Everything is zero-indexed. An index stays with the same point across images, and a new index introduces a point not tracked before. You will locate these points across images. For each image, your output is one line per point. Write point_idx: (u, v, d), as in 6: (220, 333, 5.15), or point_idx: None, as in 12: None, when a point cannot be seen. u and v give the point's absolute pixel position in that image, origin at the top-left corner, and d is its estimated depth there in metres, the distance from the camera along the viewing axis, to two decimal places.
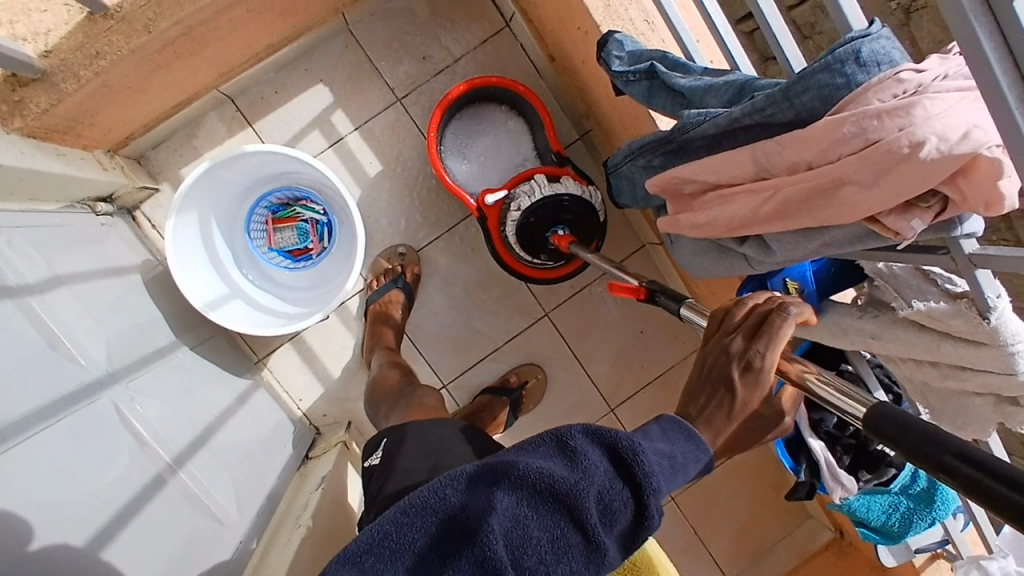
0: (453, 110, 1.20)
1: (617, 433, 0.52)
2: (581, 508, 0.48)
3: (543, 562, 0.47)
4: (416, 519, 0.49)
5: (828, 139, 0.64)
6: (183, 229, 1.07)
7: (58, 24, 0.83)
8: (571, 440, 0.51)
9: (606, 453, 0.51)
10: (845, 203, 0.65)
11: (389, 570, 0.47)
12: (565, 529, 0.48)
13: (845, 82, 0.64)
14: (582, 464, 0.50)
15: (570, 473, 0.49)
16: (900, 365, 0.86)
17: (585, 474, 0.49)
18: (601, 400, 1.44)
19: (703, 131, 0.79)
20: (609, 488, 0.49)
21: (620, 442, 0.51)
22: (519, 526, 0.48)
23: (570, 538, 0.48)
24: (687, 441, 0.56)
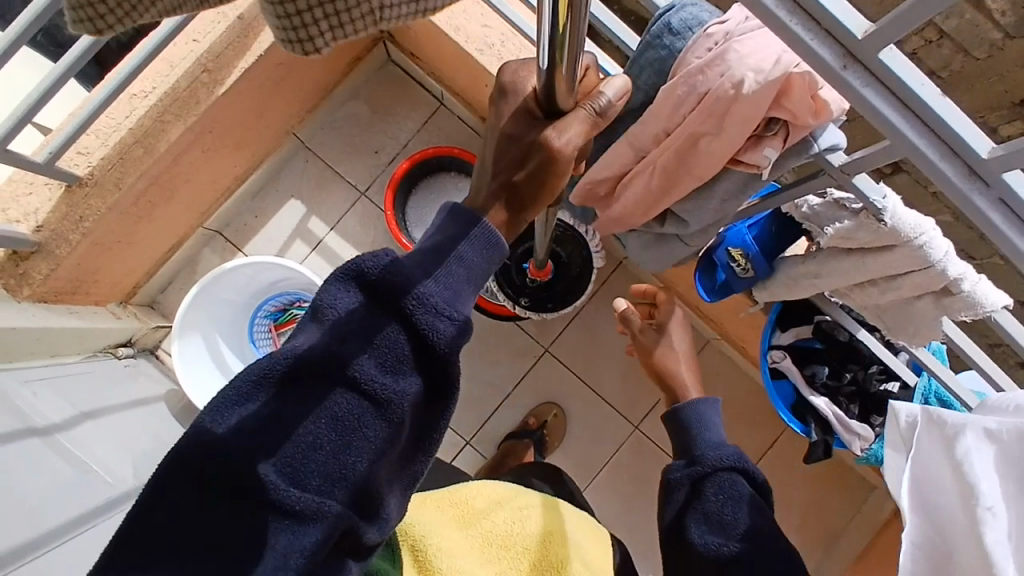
0: (406, 186, 1.32)
1: (366, 273, 0.54)
2: (343, 374, 0.53)
3: (330, 439, 0.54)
4: (191, 464, 0.52)
5: (671, 104, 0.71)
6: (188, 349, 1.20)
7: (43, 202, 1.00)
8: (324, 305, 0.54)
9: (358, 299, 0.54)
10: (708, 154, 0.71)
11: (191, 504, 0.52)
12: (337, 398, 0.54)
13: (668, 52, 0.71)
14: (334, 327, 0.53)
15: (325, 344, 0.53)
16: (850, 295, 0.88)
17: (338, 340, 0.53)
18: (623, 420, 1.46)
19: None
20: (366, 337, 0.53)
21: (366, 270, 0.53)
22: (300, 417, 0.53)
23: (345, 405, 0.54)
24: (473, 241, 0.56)
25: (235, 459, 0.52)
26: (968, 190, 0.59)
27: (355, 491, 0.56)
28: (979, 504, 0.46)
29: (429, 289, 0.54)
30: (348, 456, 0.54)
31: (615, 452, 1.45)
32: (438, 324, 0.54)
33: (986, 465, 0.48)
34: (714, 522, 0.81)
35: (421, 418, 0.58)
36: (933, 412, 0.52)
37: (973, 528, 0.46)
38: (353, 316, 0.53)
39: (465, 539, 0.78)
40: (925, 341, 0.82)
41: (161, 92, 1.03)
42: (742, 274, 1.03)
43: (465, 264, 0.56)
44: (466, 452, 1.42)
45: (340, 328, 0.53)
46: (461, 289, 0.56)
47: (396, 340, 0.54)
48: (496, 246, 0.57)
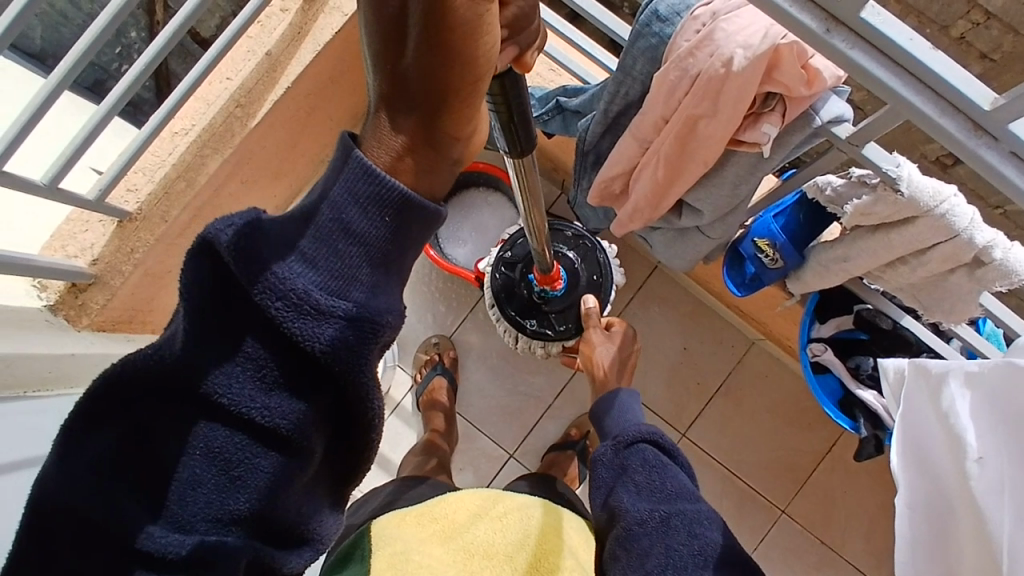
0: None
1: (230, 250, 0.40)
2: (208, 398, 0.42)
3: (207, 479, 0.44)
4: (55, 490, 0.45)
5: (666, 90, 0.70)
6: None
7: (98, 237, 1.08)
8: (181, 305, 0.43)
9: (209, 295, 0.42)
10: (708, 136, 0.70)
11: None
12: (208, 430, 0.43)
13: (659, 39, 0.71)
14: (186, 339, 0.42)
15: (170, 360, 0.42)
16: (883, 276, 0.84)
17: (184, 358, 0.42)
18: (669, 427, 1.42)
19: (595, 132, 0.87)
20: (233, 352, 0.42)
21: (220, 261, 0.40)
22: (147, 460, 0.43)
23: (220, 437, 0.43)
24: (367, 204, 0.41)
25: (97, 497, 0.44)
26: (975, 145, 0.56)
27: (244, 536, 0.46)
28: (969, 457, 0.57)
29: (311, 282, 0.41)
30: (233, 499, 0.44)
31: None
32: (321, 334, 0.41)
33: (970, 413, 0.58)
34: (644, 491, 0.82)
35: (334, 438, 0.47)
36: (919, 362, 0.63)
37: (959, 471, 0.58)
38: (214, 319, 0.41)
39: (447, 554, 0.76)
40: (962, 318, 0.77)
41: (200, 128, 1.11)
42: (771, 264, 0.99)
43: (357, 237, 0.42)
44: (510, 465, 1.42)
45: (198, 337, 0.41)
46: (358, 276, 0.42)
47: (272, 356, 0.42)
48: (400, 201, 0.42)
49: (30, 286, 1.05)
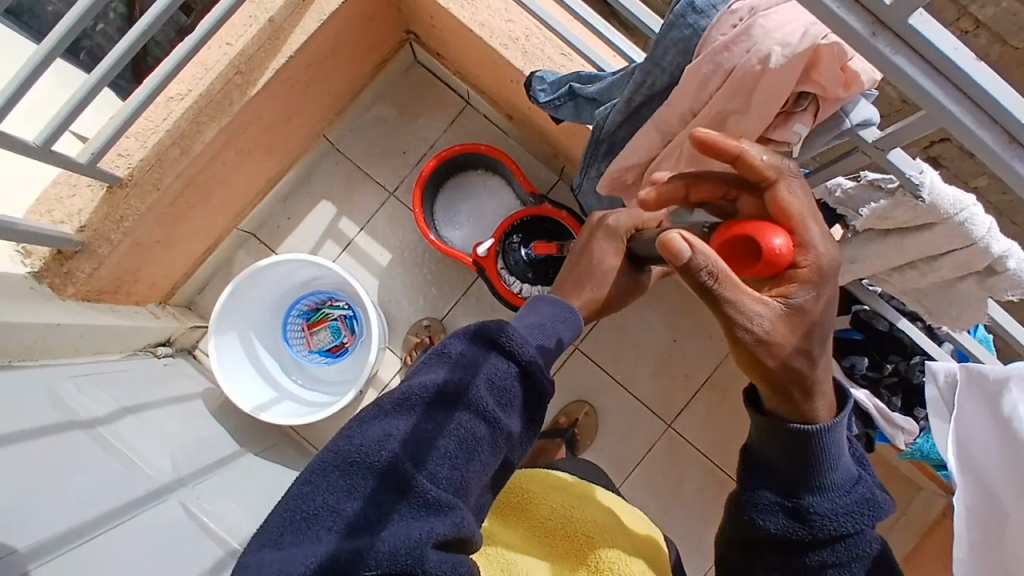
0: (432, 184, 1.27)
1: (489, 327, 0.62)
2: (478, 404, 0.59)
3: (459, 464, 0.58)
4: (329, 475, 0.55)
5: (698, 84, 0.70)
6: (224, 346, 1.20)
7: (86, 203, 1.03)
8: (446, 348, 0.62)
9: (480, 346, 0.62)
10: (737, 132, 0.70)
11: (324, 525, 0.54)
12: (468, 425, 0.59)
13: (693, 32, 0.70)
14: (459, 366, 0.60)
15: (453, 378, 0.60)
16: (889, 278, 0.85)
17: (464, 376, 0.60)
18: (656, 418, 1.43)
19: (613, 121, 0.86)
20: (497, 381, 0.60)
21: (496, 333, 0.62)
22: (425, 447, 0.57)
23: (478, 431, 0.59)
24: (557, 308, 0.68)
25: (376, 473, 0.55)
26: (1009, 157, 0.56)
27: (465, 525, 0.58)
28: None
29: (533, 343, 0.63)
30: (468, 483, 0.59)
31: (649, 450, 1.42)
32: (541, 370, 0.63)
33: None
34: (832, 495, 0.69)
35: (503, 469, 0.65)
36: (975, 371, 0.77)
37: None
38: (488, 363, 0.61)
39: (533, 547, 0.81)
40: (967, 324, 0.79)
41: (197, 94, 1.06)
42: None
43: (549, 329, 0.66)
44: None
45: (480, 367, 0.61)
46: (550, 348, 0.65)
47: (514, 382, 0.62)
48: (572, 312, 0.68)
49: (13, 253, 1.01)
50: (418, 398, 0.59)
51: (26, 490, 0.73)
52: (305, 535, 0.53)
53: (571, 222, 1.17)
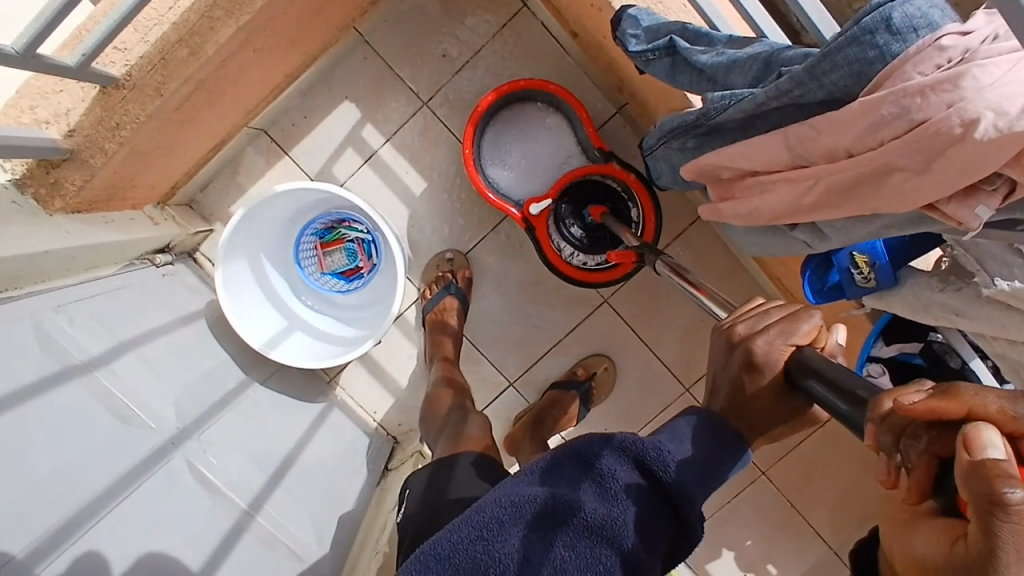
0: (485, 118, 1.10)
1: (642, 447, 0.56)
2: (619, 540, 0.53)
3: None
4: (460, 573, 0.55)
5: (865, 123, 0.56)
6: (233, 273, 1.12)
7: (76, 102, 0.85)
8: (596, 463, 0.57)
9: (631, 470, 0.56)
10: (896, 191, 0.56)
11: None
12: (606, 561, 0.53)
13: (878, 55, 0.55)
14: (608, 491, 0.55)
15: (598, 503, 0.55)
16: (991, 341, 0.76)
17: (610, 500, 0.54)
18: (674, 380, 1.39)
19: (730, 116, 0.71)
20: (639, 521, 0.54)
21: (649, 462, 0.56)
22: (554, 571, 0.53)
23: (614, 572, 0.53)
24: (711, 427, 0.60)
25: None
26: None
27: None
28: None
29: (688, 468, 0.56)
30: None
31: (661, 411, 1.39)
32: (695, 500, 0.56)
33: None
34: None
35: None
36: None
37: None
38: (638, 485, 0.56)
39: None
40: None
41: None
42: (861, 282, 0.89)
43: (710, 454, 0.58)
44: (508, 392, 1.38)
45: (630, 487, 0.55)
46: (712, 475, 0.57)
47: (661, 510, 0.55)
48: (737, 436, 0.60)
49: None
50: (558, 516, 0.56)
51: (15, 483, 0.67)
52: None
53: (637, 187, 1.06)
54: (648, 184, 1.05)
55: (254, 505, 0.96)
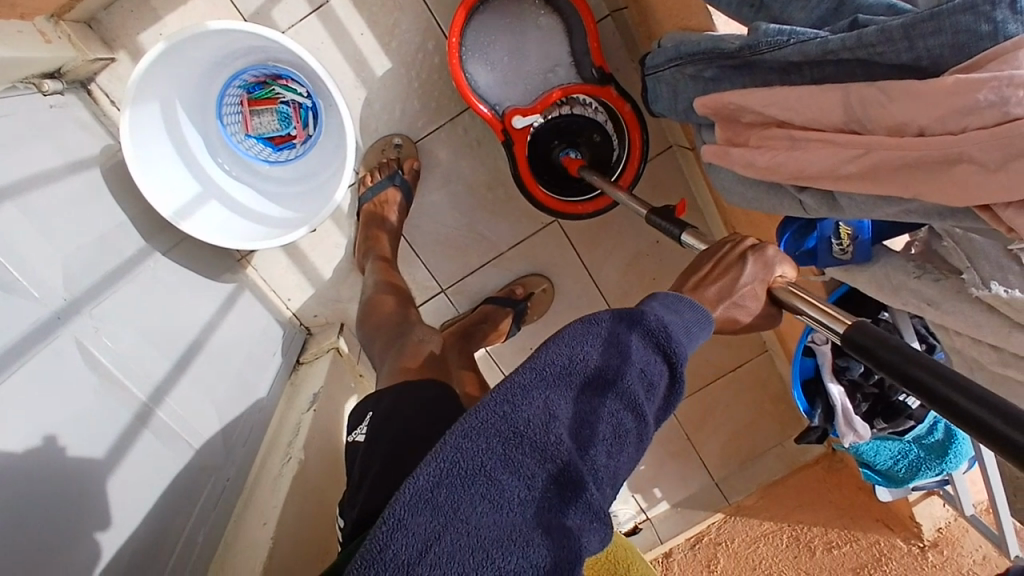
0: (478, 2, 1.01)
1: (638, 318, 0.55)
2: (632, 394, 0.51)
3: (609, 454, 0.49)
4: (486, 436, 0.47)
5: (954, 104, 0.50)
6: (142, 119, 0.92)
7: None
8: (603, 325, 0.54)
9: (633, 335, 0.54)
10: (957, 187, 0.51)
11: (476, 490, 0.44)
12: (621, 414, 0.50)
13: (991, 31, 0.49)
14: (622, 350, 0.52)
15: (615, 360, 0.52)
16: (951, 335, 0.78)
17: (627, 360, 0.52)
18: (607, 310, 1.37)
19: (782, 57, 0.63)
20: (645, 375, 0.52)
21: (652, 328, 0.55)
22: (584, 422, 0.49)
23: (628, 425, 0.50)
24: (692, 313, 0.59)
25: (542, 448, 0.47)
26: None
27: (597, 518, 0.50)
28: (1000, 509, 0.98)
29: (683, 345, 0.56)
30: (608, 484, 0.49)
31: None
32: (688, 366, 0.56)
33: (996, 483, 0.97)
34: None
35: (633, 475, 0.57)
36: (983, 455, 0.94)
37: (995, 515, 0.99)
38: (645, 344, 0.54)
39: None
40: None
41: None
42: (837, 253, 0.88)
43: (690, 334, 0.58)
44: (438, 298, 1.31)
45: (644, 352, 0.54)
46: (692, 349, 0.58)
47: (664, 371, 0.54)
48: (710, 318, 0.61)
49: None
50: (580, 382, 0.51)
51: None
52: (450, 510, 0.43)
53: (629, 122, 1.05)
54: (640, 119, 1.04)
55: (154, 397, 0.84)
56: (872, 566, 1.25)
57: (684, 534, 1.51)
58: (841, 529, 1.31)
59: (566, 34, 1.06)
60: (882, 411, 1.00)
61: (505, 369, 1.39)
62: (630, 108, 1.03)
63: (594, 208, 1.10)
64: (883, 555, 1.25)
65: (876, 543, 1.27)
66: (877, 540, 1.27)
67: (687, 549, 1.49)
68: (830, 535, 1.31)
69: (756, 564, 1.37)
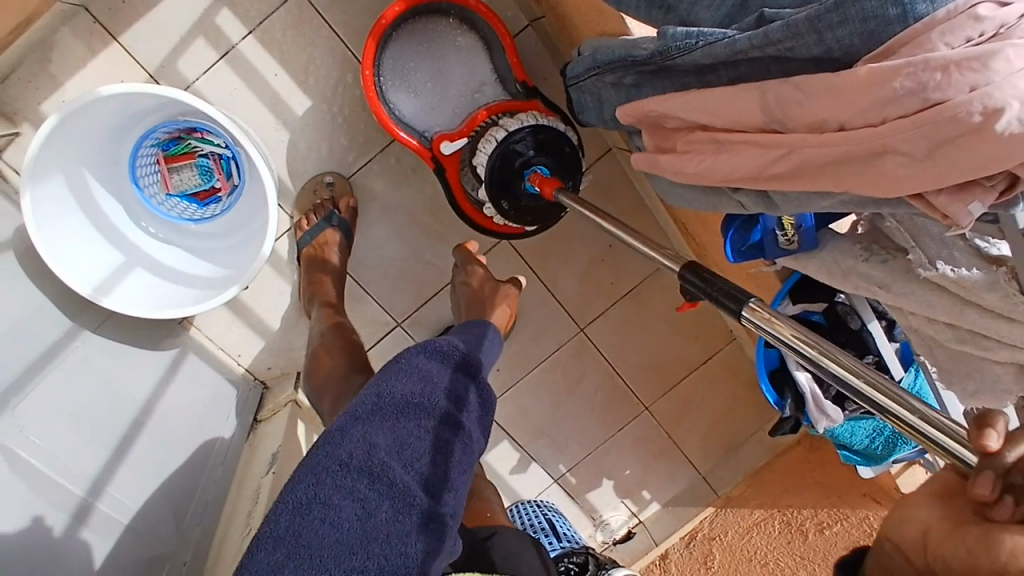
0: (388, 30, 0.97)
1: (441, 349, 0.75)
2: (437, 408, 0.69)
3: (432, 458, 0.65)
4: (327, 482, 0.60)
5: (873, 96, 0.48)
6: (45, 197, 0.87)
7: None
8: (412, 360, 0.73)
9: (436, 364, 0.74)
10: (887, 178, 0.49)
11: (323, 556, 0.55)
12: (434, 425, 0.68)
13: (900, 15, 0.47)
14: (426, 375, 0.72)
15: (420, 387, 0.70)
16: (907, 315, 0.76)
17: (430, 383, 0.71)
18: (570, 320, 1.34)
19: (694, 60, 0.61)
20: (458, 391, 0.72)
21: (449, 355, 0.75)
22: (404, 446, 0.65)
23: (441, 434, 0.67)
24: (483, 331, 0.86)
25: (370, 473, 0.62)
26: None
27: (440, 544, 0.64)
28: None
29: (474, 356, 0.78)
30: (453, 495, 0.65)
31: (555, 351, 1.35)
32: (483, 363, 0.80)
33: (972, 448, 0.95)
34: None
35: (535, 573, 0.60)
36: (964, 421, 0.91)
37: None
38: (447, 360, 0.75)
39: None
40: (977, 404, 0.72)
41: None
42: (783, 244, 0.86)
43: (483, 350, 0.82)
44: (396, 332, 1.27)
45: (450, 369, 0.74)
46: (487, 350, 0.83)
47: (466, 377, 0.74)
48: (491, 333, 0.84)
49: None
50: (404, 410, 0.68)
51: None
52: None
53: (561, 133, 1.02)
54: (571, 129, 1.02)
55: (92, 490, 0.80)
56: (865, 541, 1.26)
57: (677, 533, 1.48)
58: (829, 508, 1.32)
59: (487, 51, 1.03)
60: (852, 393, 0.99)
61: None
62: (561, 120, 1.01)
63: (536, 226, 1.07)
64: (874, 529, 1.27)
65: (865, 518, 1.28)
66: (866, 515, 1.28)
67: (683, 547, 1.46)
68: (822, 516, 1.31)
69: (752, 555, 1.36)
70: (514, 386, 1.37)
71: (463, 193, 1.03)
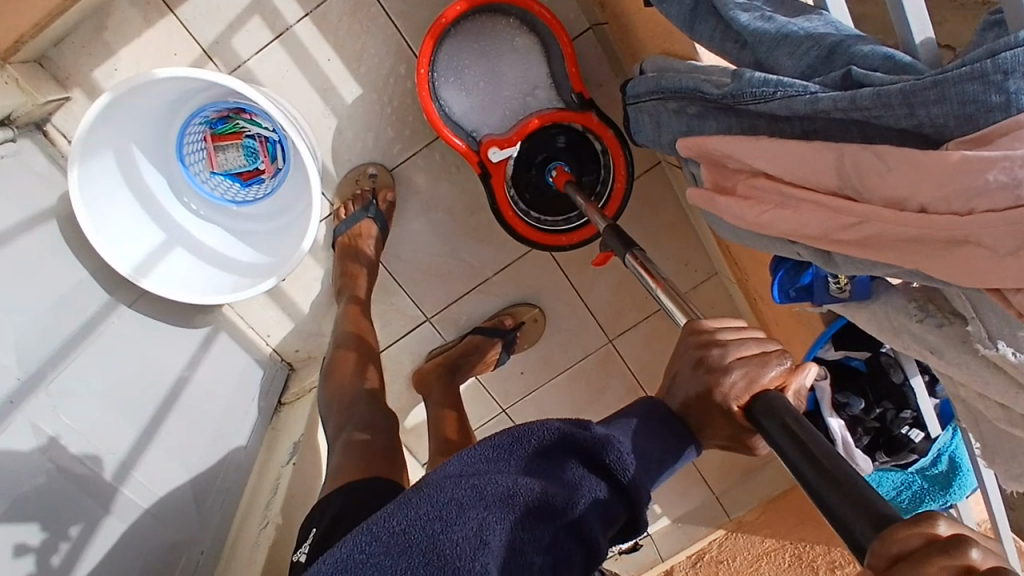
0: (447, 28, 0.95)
1: (585, 433, 0.56)
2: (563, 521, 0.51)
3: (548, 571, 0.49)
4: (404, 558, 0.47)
5: (960, 183, 0.45)
6: (94, 176, 0.87)
7: None
8: (551, 442, 0.55)
9: (574, 459, 0.55)
10: (964, 269, 0.46)
11: None
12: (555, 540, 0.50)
13: (1003, 101, 0.44)
14: (558, 473, 0.54)
15: (554, 488, 0.52)
16: (957, 385, 0.73)
17: (561, 491, 0.52)
18: (599, 331, 1.32)
19: (768, 110, 0.57)
20: (591, 505, 0.53)
21: (596, 444, 0.56)
22: (518, 551, 0.49)
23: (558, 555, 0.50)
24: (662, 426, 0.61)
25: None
26: None
27: None
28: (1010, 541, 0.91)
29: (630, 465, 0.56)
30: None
31: (582, 360, 1.34)
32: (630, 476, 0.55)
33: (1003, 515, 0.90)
34: None
35: None
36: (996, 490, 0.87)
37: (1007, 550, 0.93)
38: (591, 455, 0.55)
39: None
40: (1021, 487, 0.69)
41: None
42: (834, 291, 0.82)
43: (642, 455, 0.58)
44: (424, 327, 1.27)
45: (585, 460, 0.55)
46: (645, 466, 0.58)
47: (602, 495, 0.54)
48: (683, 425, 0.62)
49: None
50: (528, 507, 0.51)
51: None
52: None
53: (612, 145, 0.99)
54: (623, 143, 0.99)
55: (119, 475, 0.82)
56: None
57: (686, 551, 1.49)
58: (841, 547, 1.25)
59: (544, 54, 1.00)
60: (885, 444, 0.96)
61: (497, 395, 1.35)
62: (613, 133, 0.97)
63: (578, 240, 1.05)
64: None
65: None
66: None
67: (688, 567, 1.45)
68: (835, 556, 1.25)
69: None
70: (536, 390, 1.36)
71: (506, 198, 1.01)
